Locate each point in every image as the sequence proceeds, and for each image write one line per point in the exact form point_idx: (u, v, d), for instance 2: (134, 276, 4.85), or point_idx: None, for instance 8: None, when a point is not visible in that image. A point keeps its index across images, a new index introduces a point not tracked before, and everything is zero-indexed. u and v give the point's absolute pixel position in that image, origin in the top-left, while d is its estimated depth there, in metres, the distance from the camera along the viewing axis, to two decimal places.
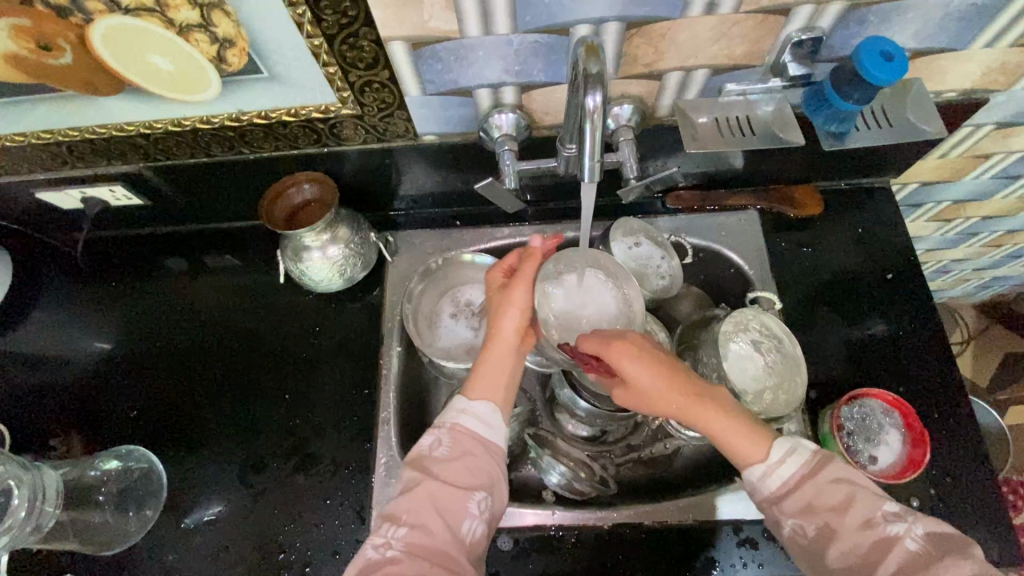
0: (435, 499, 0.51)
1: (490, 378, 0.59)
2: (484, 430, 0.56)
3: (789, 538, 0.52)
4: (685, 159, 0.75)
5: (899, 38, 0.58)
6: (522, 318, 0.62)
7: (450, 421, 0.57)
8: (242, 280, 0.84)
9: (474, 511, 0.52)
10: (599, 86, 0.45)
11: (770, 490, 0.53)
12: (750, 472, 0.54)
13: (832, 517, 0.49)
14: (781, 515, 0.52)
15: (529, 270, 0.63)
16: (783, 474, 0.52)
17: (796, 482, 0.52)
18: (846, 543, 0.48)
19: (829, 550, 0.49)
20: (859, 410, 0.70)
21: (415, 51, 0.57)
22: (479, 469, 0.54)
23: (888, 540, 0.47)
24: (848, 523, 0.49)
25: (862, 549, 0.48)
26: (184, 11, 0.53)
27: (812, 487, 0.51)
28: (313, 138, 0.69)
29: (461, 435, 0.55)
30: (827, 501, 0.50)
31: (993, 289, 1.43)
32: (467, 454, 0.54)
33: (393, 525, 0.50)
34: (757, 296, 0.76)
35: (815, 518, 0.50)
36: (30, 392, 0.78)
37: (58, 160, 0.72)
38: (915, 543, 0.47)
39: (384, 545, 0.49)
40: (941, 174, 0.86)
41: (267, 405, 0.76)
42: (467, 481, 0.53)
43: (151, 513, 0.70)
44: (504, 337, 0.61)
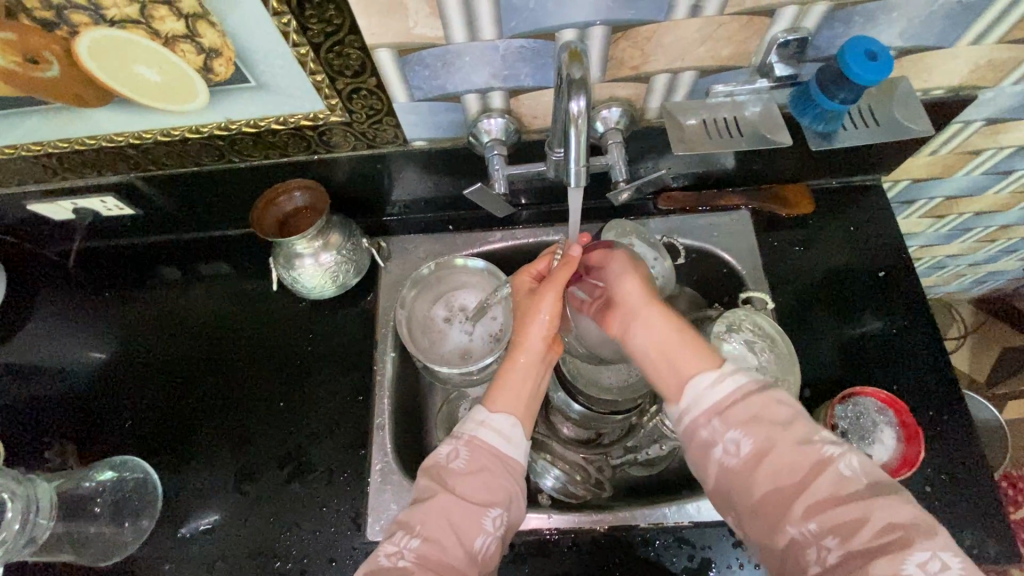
0: (450, 514, 0.49)
1: (511, 390, 0.58)
2: (503, 445, 0.54)
3: (717, 460, 0.47)
4: (675, 161, 0.75)
5: (884, 37, 0.59)
6: (550, 327, 0.61)
7: (469, 433, 0.55)
8: (235, 288, 0.84)
9: (488, 527, 0.50)
10: (583, 91, 0.45)
11: (710, 402, 0.49)
12: (692, 385, 0.50)
13: (773, 432, 0.45)
14: (712, 430, 0.48)
15: (562, 275, 0.61)
16: (726, 387, 0.49)
17: (739, 396, 0.48)
18: (779, 462, 0.44)
19: (759, 470, 0.45)
20: (853, 407, 0.69)
21: (402, 58, 0.57)
22: (496, 485, 0.52)
23: (824, 462, 0.43)
24: (788, 439, 0.45)
25: (791, 473, 0.44)
26: (170, 22, 0.53)
27: (757, 403, 0.47)
28: (303, 146, 0.69)
29: (479, 448, 0.53)
30: (770, 417, 0.46)
31: (989, 284, 1.43)
32: (484, 469, 0.52)
33: (406, 535, 0.48)
34: (749, 294, 0.75)
35: (754, 433, 0.46)
36: (25, 404, 0.78)
37: (49, 172, 0.72)
38: (852, 469, 0.43)
39: (395, 555, 0.47)
40: (933, 171, 0.86)
41: (262, 412, 0.76)
42: (482, 497, 0.51)
43: (146, 523, 0.69)
44: (530, 346, 0.61)
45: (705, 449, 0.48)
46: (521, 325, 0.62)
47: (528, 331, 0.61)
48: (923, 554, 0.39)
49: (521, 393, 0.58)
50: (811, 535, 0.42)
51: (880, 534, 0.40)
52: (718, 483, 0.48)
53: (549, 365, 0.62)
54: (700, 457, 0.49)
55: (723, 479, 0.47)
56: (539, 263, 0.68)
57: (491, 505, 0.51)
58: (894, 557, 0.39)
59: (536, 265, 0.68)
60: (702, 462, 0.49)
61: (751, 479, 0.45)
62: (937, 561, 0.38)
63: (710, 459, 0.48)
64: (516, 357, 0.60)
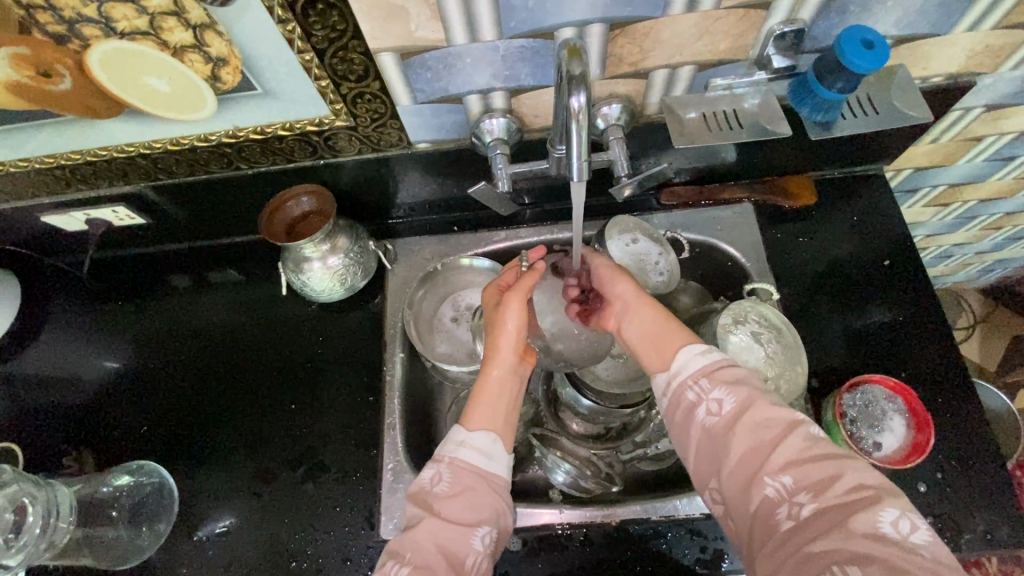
0: (438, 538, 0.50)
1: (486, 404, 0.58)
2: (484, 462, 0.54)
3: (700, 421, 0.50)
4: (676, 155, 0.76)
5: (881, 26, 0.59)
6: (519, 335, 0.61)
7: (449, 455, 0.55)
8: (244, 294, 0.85)
9: (477, 546, 0.50)
10: (583, 87, 0.45)
11: (697, 367, 0.53)
12: (680, 356, 0.54)
13: (752, 394, 0.49)
14: (698, 391, 0.51)
15: (528, 285, 0.62)
16: (714, 357, 0.53)
17: (721, 365, 0.52)
18: (759, 421, 0.47)
19: (738, 428, 0.47)
20: (861, 397, 0.70)
21: (404, 61, 0.58)
22: (482, 504, 0.52)
23: (798, 424, 0.46)
24: (766, 400, 0.48)
25: (766, 429, 0.46)
26: (178, 33, 0.54)
27: (736, 371, 0.51)
28: (309, 151, 0.70)
29: (461, 469, 0.54)
30: (750, 384, 0.50)
31: (997, 272, 1.42)
32: (470, 489, 0.52)
33: (395, 565, 0.48)
34: (754, 288, 0.77)
35: (736, 393, 0.49)
36: (43, 413, 0.79)
37: (61, 184, 0.74)
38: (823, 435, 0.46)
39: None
40: (935, 159, 0.87)
41: (274, 416, 0.77)
42: (469, 518, 0.51)
43: (163, 527, 0.70)
44: (501, 357, 0.61)
45: (690, 412, 0.51)
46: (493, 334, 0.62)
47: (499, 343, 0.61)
48: (895, 514, 0.40)
49: (497, 407, 0.59)
50: (786, 489, 0.43)
51: (852, 492, 0.42)
52: (701, 446, 0.50)
53: (524, 376, 0.62)
54: (683, 422, 0.51)
55: (703, 442, 0.49)
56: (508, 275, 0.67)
57: (478, 525, 0.51)
58: (868, 510, 0.40)
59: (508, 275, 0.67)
60: (686, 428, 0.51)
61: (728, 436, 0.48)
62: (906, 520, 0.40)
63: (693, 420, 0.50)
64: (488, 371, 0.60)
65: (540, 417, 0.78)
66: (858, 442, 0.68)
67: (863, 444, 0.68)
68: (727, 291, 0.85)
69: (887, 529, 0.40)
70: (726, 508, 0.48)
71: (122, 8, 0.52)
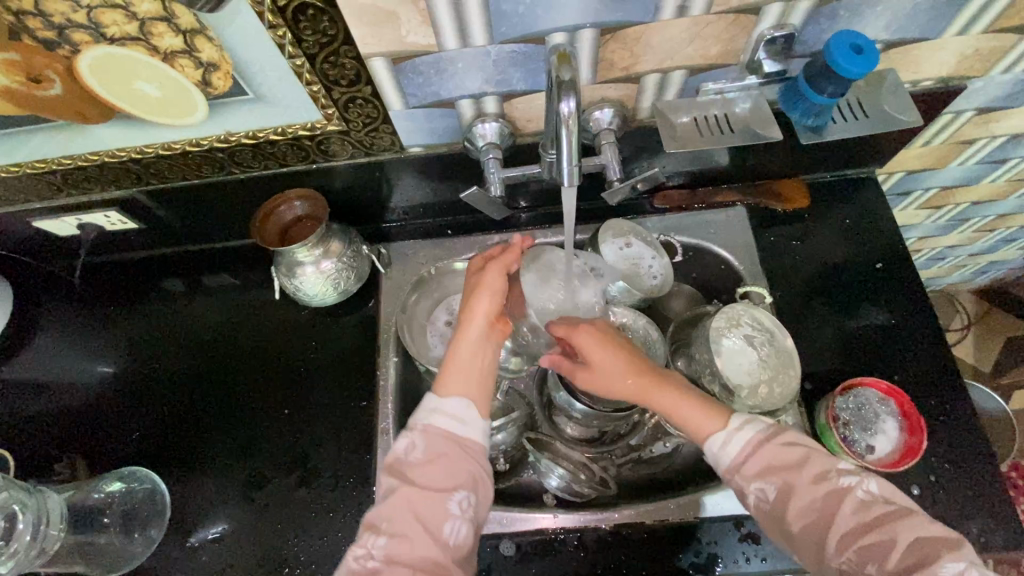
0: (412, 504, 0.51)
1: (458, 369, 0.58)
2: (457, 429, 0.55)
3: (752, 505, 0.52)
4: (669, 159, 0.76)
5: (871, 30, 0.59)
6: (493, 303, 0.61)
7: (422, 424, 0.56)
8: (237, 298, 0.85)
9: (454, 512, 0.51)
10: (572, 92, 0.45)
11: (726, 460, 0.53)
12: (708, 445, 0.55)
13: (791, 474, 0.50)
14: (739, 482, 0.52)
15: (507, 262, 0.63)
16: (739, 442, 0.53)
17: (752, 447, 0.53)
18: (808, 500, 0.49)
19: (789, 515, 0.49)
20: (854, 399, 0.71)
21: (396, 66, 0.58)
22: (458, 470, 0.53)
23: (844, 492, 0.48)
24: (803, 477, 0.50)
25: (818, 508, 0.48)
26: (168, 38, 0.54)
27: (769, 451, 0.52)
28: (301, 156, 0.70)
29: (434, 436, 0.55)
30: (785, 461, 0.51)
31: (991, 273, 1.42)
32: (444, 456, 0.53)
33: (373, 535, 0.50)
34: (748, 291, 0.77)
35: (775, 479, 0.51)
36: (34, 420, 0.78)
37: (53, 188, 0.73)
38: (871, 494, 0.48)
39: (364, 556, 0.49)
40: (927, 161, 0.87)
41: (267, 421, 0.77)
42: (444, 483, 0.52)
43: (156, 532, 0.70)
44: (475, 322, 0.60)
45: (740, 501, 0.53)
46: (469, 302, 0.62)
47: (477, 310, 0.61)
48: (960, 564, 0.43)
49: (468, 369, 0.59)
50: (851, 566, 0.46)
51: (910, 557, 0.44)
52: (763, 525, 0.52)
53: (496, 347, 0.61)
54: (740, 505, 0.53)
55: (765, 525, 0.51)
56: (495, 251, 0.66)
57: (455, 489, 0.52)
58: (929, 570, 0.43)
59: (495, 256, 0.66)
60: (744, 507, 0.53)
61: (785, 521, 0.49)
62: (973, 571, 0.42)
63: (748, 505, 0.52)
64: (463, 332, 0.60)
65: (534, 421, 0.78)
66: (851, 444, 0.69)
67: (856, 446, 0.69)
68: (720, 295, 0.85)
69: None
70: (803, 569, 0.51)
71: (112, 14, 0.52)
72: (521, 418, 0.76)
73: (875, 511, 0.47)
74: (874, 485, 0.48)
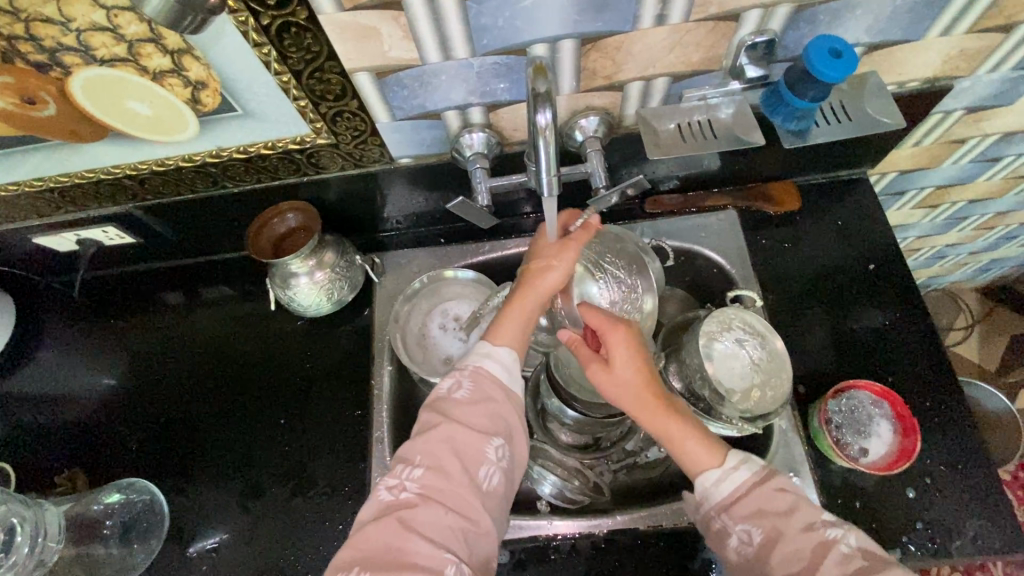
0: (455, 442, 0.51)
1: (513, 323, 0.58)
2: (506, 377, 0.56)
3: (733, 547, 0.51)
4: (657, 165, 0.77)
5: (852, 33, 0.60)
6: (565, 276, 0.60)
7: (473, 364, 0.56)
8: (235, 310, 0.86)
9: (490, 457, 0.52)
10: (548, 104, 0.46)
11: (721, 495, 0.52)
12: (701, 481, 0.54)
13: (779, 523, 0.49)
14: (724, 521, 0.52)
15: (585, 238, 0.62)
16: (737, 482, 0.52)
17: (744, 489, 0.52)
18: (786, 553, 0.48)
19: (773, 561, 0.49)
20: (847, 402, 0.71)
21: (380, 80, 0.58)
22: (498, 416, 0.54)
23: (827, 544, 0.48)
24: (792, 525, 0.49)
25: (798, 559, 0.48)
26: (156, 58, 0.55)
27: (762, 495, 0.51)
28: (292, 168, 0.71)
29: (484, 378, 0.55)
30: (773, 508, 0.50)
31: (994, 271, 1.41)
32: (490, 399, 0.54)
33: (408, 468, 0.51)
34: (738, 294, 0.75)
35: (762, 525, 0.50)
36: (35, 432, 0.80)
37: (52, 206, 0.75)
38: (852, 549, 0.47)
39: (397, 488, 0.50)
40: (919, 161, 0.87)
41: (264, 432, 0.77)
42: (484, 426, 0.53)
43: (155, 543, 0.71)
44: (540, 289, 0.59)
45: (720, 538, 0.52)
46: (537, 272, 0.60)
47: (546, 276, 0.59)
48: None
49: (523, 329, 0.59)
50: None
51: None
52: (736, 565, 0.52)
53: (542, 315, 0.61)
54: (716, 542, 0.53)
55: (739, 564, 0.51)
56: (548, 252, 0.61)
57: (492, 435, 0.53)
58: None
59: (536, 273, 0.60)
60: (720, 546, 0.53)
61: (765, 567, 0.49)
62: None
63: (725, 546, 0.52)
64: (527, 301, 0.59)
65: (529, 427, 0.78)
66: (844, 447, 0.69)
67: (849, 449, 0.69)
68: (714, 298, 0.85)
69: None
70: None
71: (101, 36, 0.53)
72: None
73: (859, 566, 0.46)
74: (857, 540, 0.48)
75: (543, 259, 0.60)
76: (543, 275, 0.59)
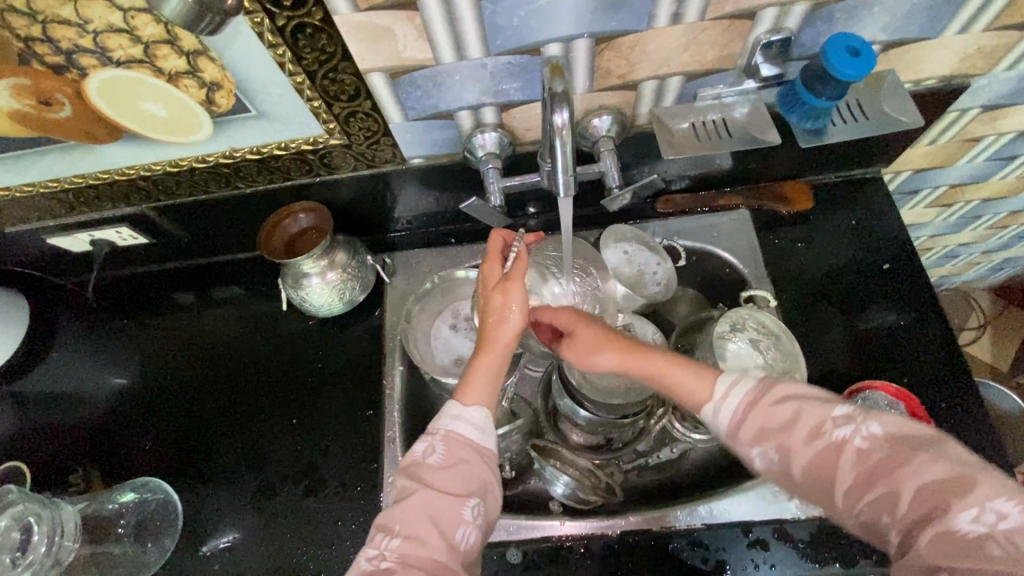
0: (430, 508, 0.49)
1: (480, 380, 0.56)
2: (478, 436, 0.54)
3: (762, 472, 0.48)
4: (669, 164, 0.76)
5: (869, 31, 0.59)
6: (519, 319, 0.58)
7: (444, 429, 0.54)
8: (247, 310, 0.87)
9: (467, 518, 0.50)
10: (565, 104, 0.46)
11: (725, 426, 0.49)
12: (706, 412, 0.50)
13: (784, 437, 0.45)
14: (743, 452, 0.48)
15: (523, 269, 0.59)
16: (733, 404, 0.48)
17: (745, 406, 0.48)
18: (808, 466, 0.44)
19: (794, 473, 0.45)
20: (862, 401, 0.68)
21: (394, 80, 0.58)
22: (474, 476, 0.52)
23: (839, 444, 0.43)
24: (797, 438, 0.45)
25: (820, 464, 0.44)
26: (172, 60, 0.56)
27: (760, 412, 0.47)
28: (305, 169, 0.71)
29: (456, 441, 0.53)
30: (776, 424, 0.46)
31: (1006, 271, 1.40)
32: (463, 462, 0.52)
33: (386, 537, 0.49)
34: (752, 294, 0.76)
35: (770, 443, 0.46)
36: (49, 432, 0.80)
37: (66, 207, 0.75)
38: (869, 439, 0.43)
39: (378, 557, 0.48)
40: (934, 159, 0.86)
41: (276, 432, 0.78)
42: (459, 489, 0.51)
43: (168, 542, 0.71)
44: (497, 344, 0.58)
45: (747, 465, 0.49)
46: (492, 323, 0.58)
47: (502, 325, 0.58)
48: (972, 510, 0.37)
49: (493, 384, 0.57)
50: (868, 515, 0.42)
51: (921, 502, 0.39)
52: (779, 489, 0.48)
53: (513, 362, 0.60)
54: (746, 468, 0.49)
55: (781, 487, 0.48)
56: (496, 296, 0.59)
57: (469, 496, 0.51)
58: (942, 525, 0.38)
59: (493, 326, 0.58)
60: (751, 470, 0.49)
61: (793, 484, 0.45)
62: (989, 511, 0.37)
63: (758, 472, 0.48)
64: (489, 355, 0.57)
65: (540, 428, 0.78)
66: None
67: None
68: (726, 298, 0.84)
69: (972, 532, 0.37)
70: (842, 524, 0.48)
71: (117, 38, 0.53)
72: (525, 425, 0.75)
73: (885, 460, 0.41)
74: (873, 429, 0.43)
75: (496, 306, 0.58)
76: (498, 325, 0.58)
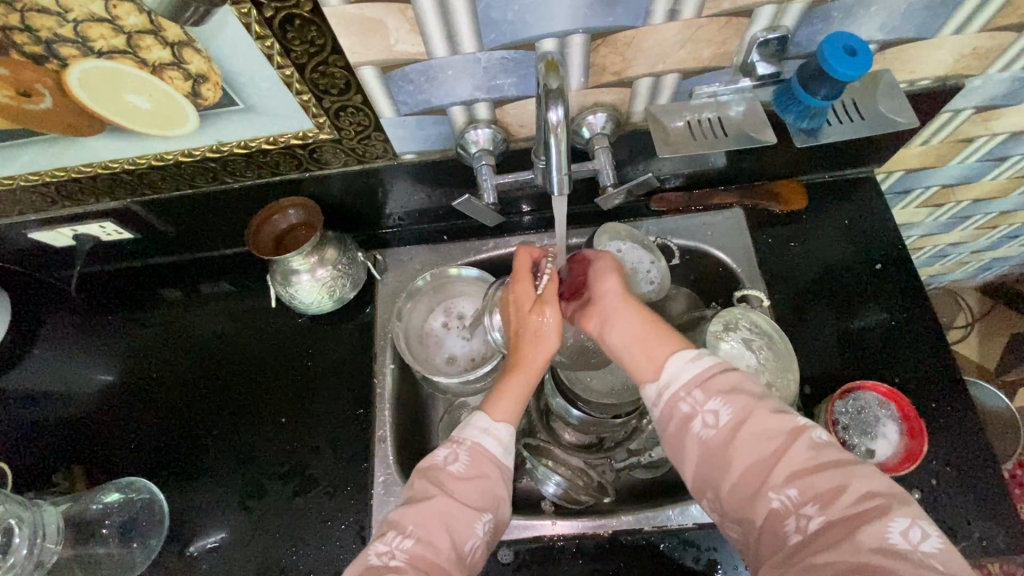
0: (446, 516, 0.49)
1: (512, 399, 0.56)
2: (500, 452, 0.54)
3: (698, 433, 0.47)
4: (664, 162, 0.76)
5: (865, 30, 0.59)
6: (553, 344, 0.58)
7: (471, 440, 0.53)
8: (235, 307, 0.85)
9: (479, 531, 0.50)
10: (560, 100, 0.45)
11: (691, 374, 0.49)
12: (672, 365, 0.51)
13: (750, 402, 0.47)
14: (692, 402, 0.48)
15: (556, 292, 0.59)
16: (706, 362, 0.50)
17: (712, 372, 0.49)
18: (756, 436, 0.45)
19: (739, 439, 0.45)
20: (854, 403, 0.69)
21: (385, 74, 0.57)
22: (490, 491, 0.51)
23: (796, 432, 0.45)
24: (765, 408, 0.46)
25: (767, 440, 0.45)
26: (156, 51, 0.54)
27: (732, 377, 0.49)
28: (294, 164, 0.70)
29: (481, 456, 0.53)
30: (747, 389, 0.48)
31: (994, 271, 1.41)
32: (483, 476, 0.52)
33: (398, 535, 0.48)
34: (746, 294, 0.75)
35: (734, 403, 0.47)
36: (32, 431, 0.79)
37: (48, 201, 0.73)
38: (825, 440, 0.44)
39: (387, 554, 0.47)
40: (926, 160, 0.86)
41: (264, 431, 0.76)
42: (476, 502, 0.50)
43: (155, 542, 0.70)
44: (530, 365, 0.58)
45: (684, 424, 0.48)
46: (528, 344, 0.58)
47: (538, 347, 0.58)
48: (905, 522, 0.39)
49: (523, 402, 0.57)
50: (790, 502, 0.42)
51: (858, 500, 0.41)
52: (699, 458, 0.47)
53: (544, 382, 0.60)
54: (678, 433, 0.48)
55: (702, 456, 0.47)
56: (532, 318, 0.59)
57: (483, 510, 0.50)
58: (876, 523, 0.39)
59: (528, 349, 0.58)
60: (680, 438, 0.48)
61: (729, 451, 0.45)
62: (917, 528, 0.39)
63: (690, 433, 0.48)
64: (519, 376, 0.57)
65: (532, 427, 0.78)
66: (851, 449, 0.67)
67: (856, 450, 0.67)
68: (719, 297, 0.84)
69: (899, 543, 0.38)
70: (725, 522, 0.47)
71: (99, 28, 0.52)
72: None
73: (833, 457, 0.43)
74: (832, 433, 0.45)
75: (533, 327, 0.58)
76: (533, 348, 0.58)
